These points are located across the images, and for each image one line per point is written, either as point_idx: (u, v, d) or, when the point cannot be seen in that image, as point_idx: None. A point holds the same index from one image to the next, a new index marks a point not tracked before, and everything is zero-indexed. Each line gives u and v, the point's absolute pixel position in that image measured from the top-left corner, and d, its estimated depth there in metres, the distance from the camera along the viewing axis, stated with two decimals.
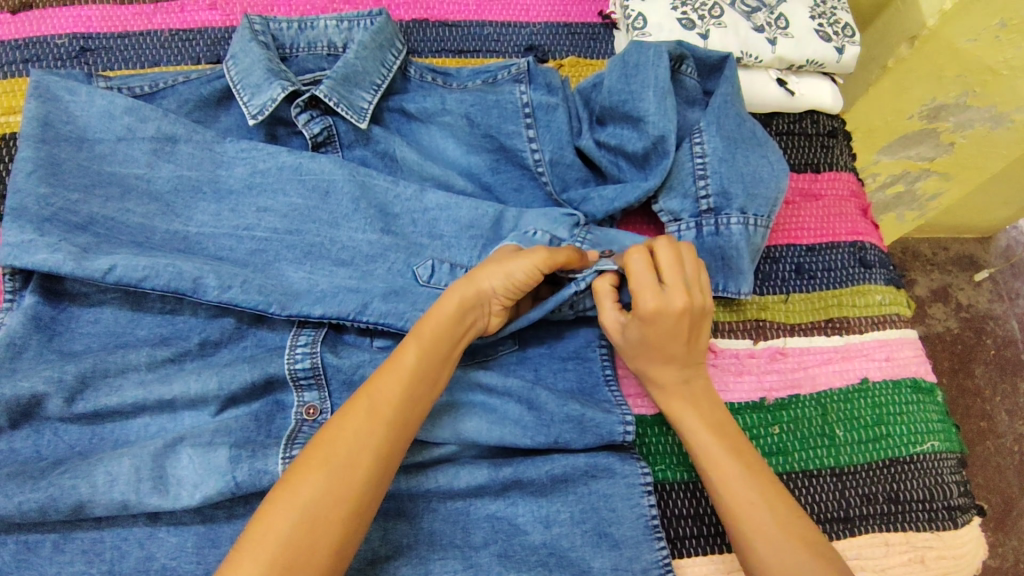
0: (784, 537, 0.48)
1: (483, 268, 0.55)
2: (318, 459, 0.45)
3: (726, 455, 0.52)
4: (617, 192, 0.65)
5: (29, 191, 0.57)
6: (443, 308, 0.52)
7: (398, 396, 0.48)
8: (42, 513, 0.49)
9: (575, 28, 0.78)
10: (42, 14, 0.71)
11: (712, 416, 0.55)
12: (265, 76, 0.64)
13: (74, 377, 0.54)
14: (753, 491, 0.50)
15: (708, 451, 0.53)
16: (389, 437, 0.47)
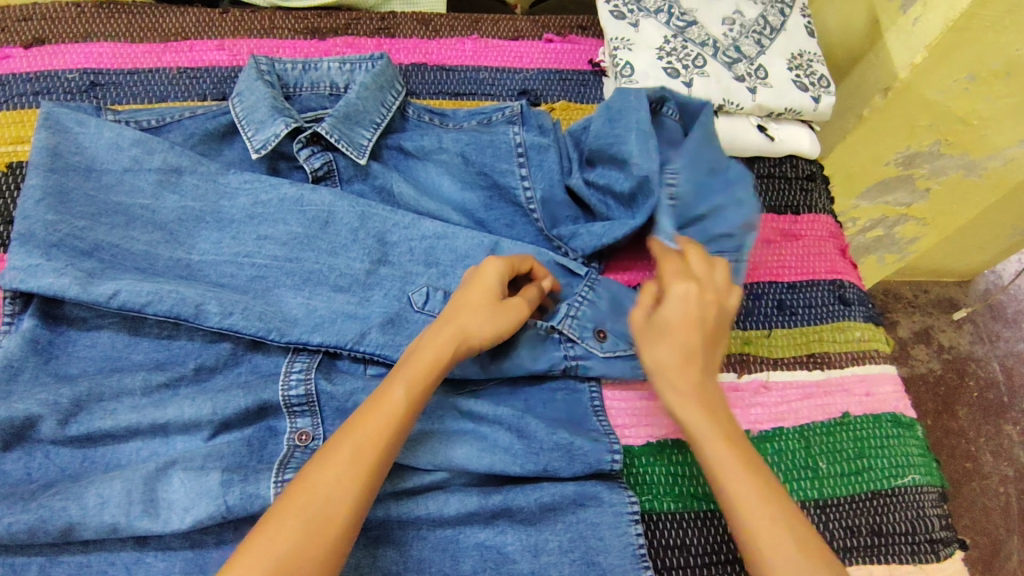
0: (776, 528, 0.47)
1: (470, 319, 0.55)
2: (285, 519, 0.44)
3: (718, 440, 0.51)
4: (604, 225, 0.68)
5: (36, 218, 0.59)
6: (430, 348, 0.53)
7: (378, 441, 0.47)
8: (30, 535, 0.49)
9: (566, 74, 0.82)
10: (55, 49, 0.74)
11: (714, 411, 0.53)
12: (270, 113, 0.67)
13: (69, 400, 0.54)
14: (756, 480, 0.49)
15: (706, 441, 0.52)
16: (373, 473, 0.46)
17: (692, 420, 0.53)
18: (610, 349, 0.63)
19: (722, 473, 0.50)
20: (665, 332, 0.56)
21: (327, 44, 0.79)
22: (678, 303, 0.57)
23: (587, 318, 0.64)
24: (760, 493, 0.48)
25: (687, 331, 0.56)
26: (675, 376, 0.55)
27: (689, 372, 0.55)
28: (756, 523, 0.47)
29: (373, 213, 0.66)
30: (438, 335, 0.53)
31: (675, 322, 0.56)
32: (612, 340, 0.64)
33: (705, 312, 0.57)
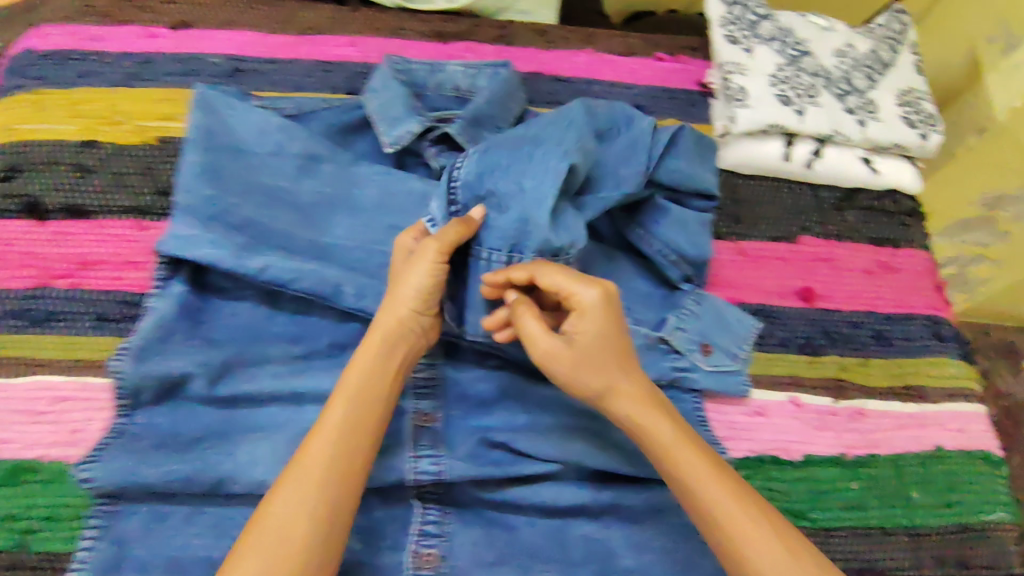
0: (755, 520, 0.49)
1: (387, 318, 0.55)
2: (254, 540, 0.46)
3: (673, 443, 0.52)
4: (671, 248, 0.68)
5: (197, 192, 0.64)
6: (357, 366, 0.54)
7: (319, 455, 0.49)
8: (187, 483, 0.55)
9: (676, 93, 0.84)
10: (200, 32, 0.78)
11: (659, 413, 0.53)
12: (405, 111, 0.71)
13: (219, 362, 0.59)
14: (723, 475, 0.51)
15: (659, 445, 0.52)
16: (342, 479, 0.49)
17: (651, 426, 0.53)
18: (714, 364, 0.66)
19: (682, 481, 0.51)
20: (587, 347, 0.54)
21: (450, 48, 0.83)
22: (585, 318, 0.54)
23: (694, 332, 0.67)
24: (733, 489, 0.50)
25: (597, 344, 0.54)
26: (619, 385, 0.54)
27: (614, 378, 0.54)
28: (728, 521, 0.49)
29: None
30: (367, 352, 0.54)
31: (591, 339, 0.54)
32: (717, 355, 0.67)
33: (618, 315, 0.55)
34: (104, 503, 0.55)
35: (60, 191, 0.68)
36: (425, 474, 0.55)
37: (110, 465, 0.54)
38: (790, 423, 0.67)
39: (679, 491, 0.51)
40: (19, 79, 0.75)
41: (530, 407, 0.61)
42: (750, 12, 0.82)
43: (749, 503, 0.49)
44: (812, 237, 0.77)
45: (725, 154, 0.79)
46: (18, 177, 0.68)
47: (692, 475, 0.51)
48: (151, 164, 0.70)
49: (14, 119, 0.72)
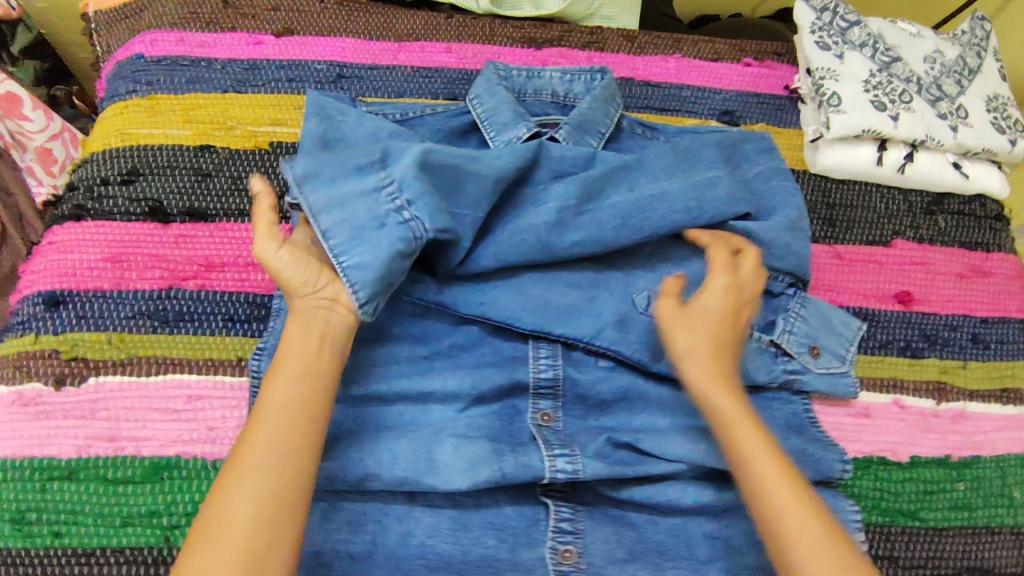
0: (804, 511, 0.49)
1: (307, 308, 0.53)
2: (210, 531, 0.44)
3: (744, 420, 0.53)
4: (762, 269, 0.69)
5: None
6: (297, 339, 0.52)
7: (264, 443, 0.47)
8: (330, 481, 0.56)
9: (764, 98, 0.86)
10: (304, 39, 0.80)
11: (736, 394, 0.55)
12: (513, 117, 0.72)
13: (350, 363, 0.61)
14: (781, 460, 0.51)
15: (732, 426, 0.53)
16: (295, 452, 0.47)
17: (719, 399, 0.54)
18: (824, 365, 0.67)
19: (753, 469, 0.51)
20: (703, 320, 0.57)
21: (544, 53, 0.84)
22: (718, 292, 0.59)
23: (803, 335, 0.68)
24: (789, 476, 0.50)
25: (719, 321, 0.58)
26: (706, 360, 0.56)
27: (709, 353, 0.56)
28: (780, 503, 0.49)
29: None
30: (301, 330, 0.52)
31: (710, 316, 0.58)
32: (825, 357, 0.68)
33: (740, 308, 0.60)
34: None
35: (182, 194, 0.70)
36: (561, 472, 0.57)
37: None
38: (895, 425, 0.69)
39: (745, 478, 0.51)
40: (130, 83, 0.76)
41: (648, 408, 0.63)
42: (839, 19, 0.84)
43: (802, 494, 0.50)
44: (905, 241, 0.79)
45: (818, 159, 0.80)
46: (140, 181, 0.70)
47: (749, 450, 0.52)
48: (267, 169, 0.73)
49: (129, 122, 0.73)
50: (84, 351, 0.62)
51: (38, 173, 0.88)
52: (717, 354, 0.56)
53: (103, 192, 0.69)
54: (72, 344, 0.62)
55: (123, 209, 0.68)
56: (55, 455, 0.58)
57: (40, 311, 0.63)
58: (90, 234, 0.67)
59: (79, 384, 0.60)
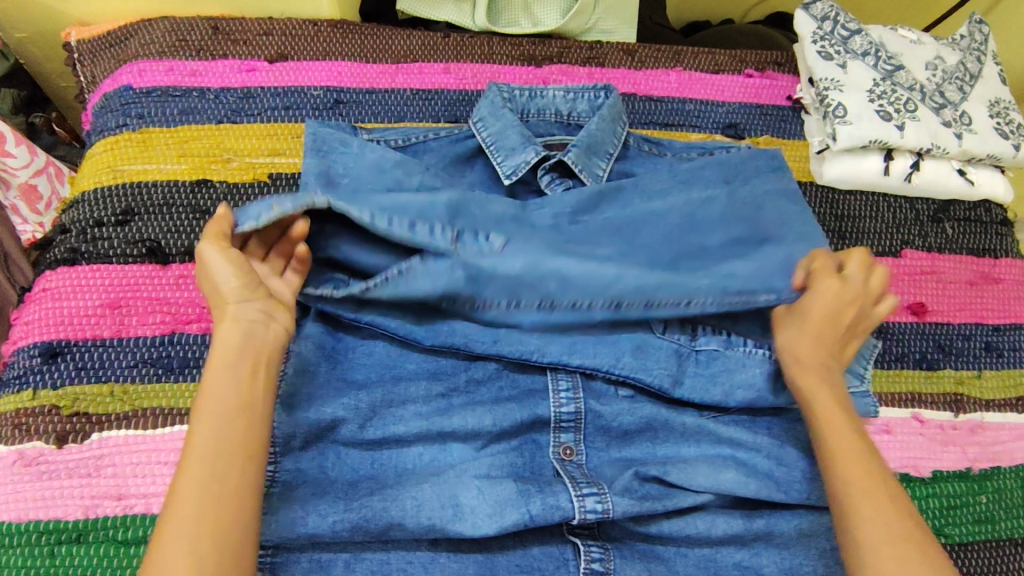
0: (878, 499, 0.51)
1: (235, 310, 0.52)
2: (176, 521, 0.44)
3: (834, 412, 0.57)
4: None
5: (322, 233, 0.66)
6: (223, 351, 0.50)
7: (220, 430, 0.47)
8: (352, 532, 0.53)
9: (767, 109, 0.85)
10: (298, 65, 0.78)
11: (834, 392, 0.59)
12: (521, 140, 0.71)
13: (368, 406, 0.59)
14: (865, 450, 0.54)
15: (821, 411, 0.57)
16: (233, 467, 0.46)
17: (813, 392, 0.59)
18: (844, 385, 0.67)
19: (835, 453, 0.54)
20: (808, 320, 0.62)
21: (544, 71, 0.83)
22: (829, 294, 0.62)
23: None
24: (868, 466, 0.53)
25: (822, 321, 0.61)
26: (809, 356, 0.61)
27: (817, 350, 0.61)
28: (857, 485, 0.52)
29: None
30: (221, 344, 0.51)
31: (817, 312, 0.62)
32: (844, 376, 0.67)
33: (844, 310, 0.62)
34: (265, 554, 0.53)
35: (180, 233, 0.67)
36: (591, 512, 0.55)
37: (277, 517, 0.53)
38: (916, 439, 0.69)
39: (827, 459, 0.54)
40: (119, 117, 0.73)
41: (671, 436, 0.62)
42: (840, 28, 0.83)
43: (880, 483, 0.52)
44: (914, 251, 0.79)
45: (825, 171, 0.80)
46: (136, 221, 0.67)
47: (831, 433, 0.55)
48: None
49: (120, 159, 0.71)
50: (85, 405, 0.59)
51: (21, 211, 0.84)
52: (821, 353, 0.61)
53: (97, 234, 0.66)
54: (72, 399, 0.59)
55: (119, 252, 0.65)
56: (62, 517, 0.55)
57: (36, 364, 0.60)
58: (86, 279, 0.64)
59: (82, 441, 0.58)
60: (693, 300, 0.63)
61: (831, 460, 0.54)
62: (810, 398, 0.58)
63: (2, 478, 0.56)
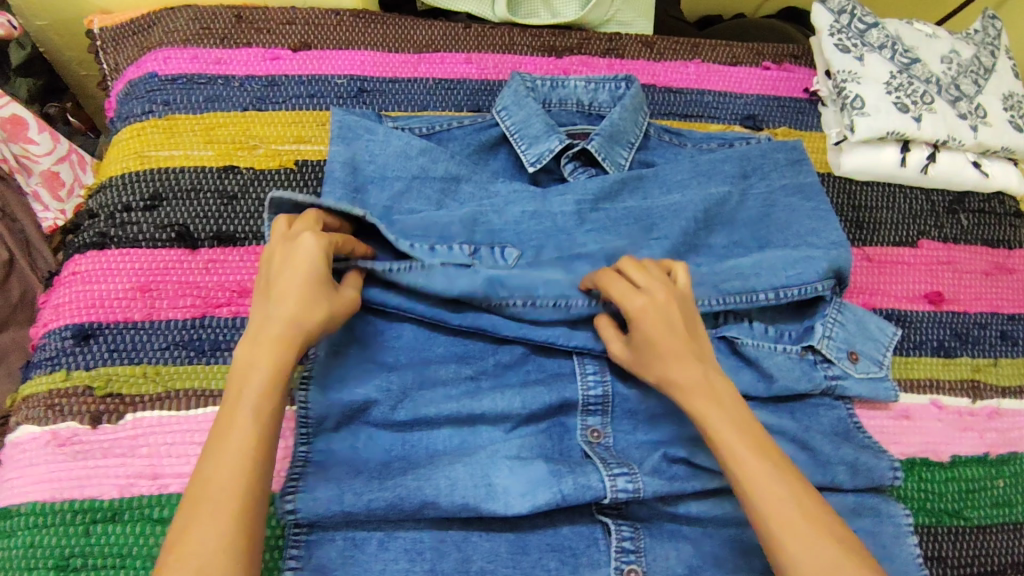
0: (802, 519, 0.48)
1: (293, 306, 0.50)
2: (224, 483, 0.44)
3: (731, 433, 0.53)
4: (807, 283, 0.68)
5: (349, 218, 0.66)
6: (275, 326, 0.50)
7: (271, 395, 0.48)
8: (387, 511, 0.54)
9: (784, 101, 0.86)
10: (321, 53, 0.79)
11: (727, 407, 0.55)
12: (545, 129, 0.72)
13: (398, 388, 0.60)
14: (771, 465, 0.51)
15: (719, 433, 0.53)
16: (261, 472, 0.46)
17: (704, 411, 0.54)
18: (864, 370, 0.68)
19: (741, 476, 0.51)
20: (656, 348, 0.57)
21: (565, 62, 0.84)
22: (649, 313, 0.57)
23: (841, 340, 0.68)
24: (778, 481, 0.50)
25: (670, 340, 0.56)
26: (694, 381, 0.55)
27: (686, 366, 0.56)
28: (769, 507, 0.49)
29: (638, 224, 0.70)
30: (265, 338, 0.50)
31: (659, 329, 0.57)
32: (864, 361, 0.68)
33: (674, 318, 0.57)
34: (299, 532, 0.55)
35: (208, 218, 0.67)
36: (622, 492, 0.56)
37: (313, 495, 0.54)
38: (935, 425, 0.70)
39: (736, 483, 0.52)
40: (145, 104, 0.74)
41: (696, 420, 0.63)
42: (857, 21, 0.84)
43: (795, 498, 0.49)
44: (930, 241, 0.80)
45: (842, 162, 0.81)
46: (164, 206, 0.68)
47: (733, 453, 0.52)
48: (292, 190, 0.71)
49: (147, 145, 0.71)
50: (119, 386, 0.59)
51: (44, 198, 0.84)
52: (694, 369, 0.56)
53: (126, 219, 0.67)
54: (105, 380, 0.60)
55: (148, 236, 0.66)
56: (98, 496, 0.56)
57: (69, 345, 0.61)
58: (115, 262, 0.65)
59: (116, 421, 0.58)
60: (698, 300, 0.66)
61: (740, 486, 0.51)
62: (704, 420, 0.54)
63: (38, 457, 0.57)
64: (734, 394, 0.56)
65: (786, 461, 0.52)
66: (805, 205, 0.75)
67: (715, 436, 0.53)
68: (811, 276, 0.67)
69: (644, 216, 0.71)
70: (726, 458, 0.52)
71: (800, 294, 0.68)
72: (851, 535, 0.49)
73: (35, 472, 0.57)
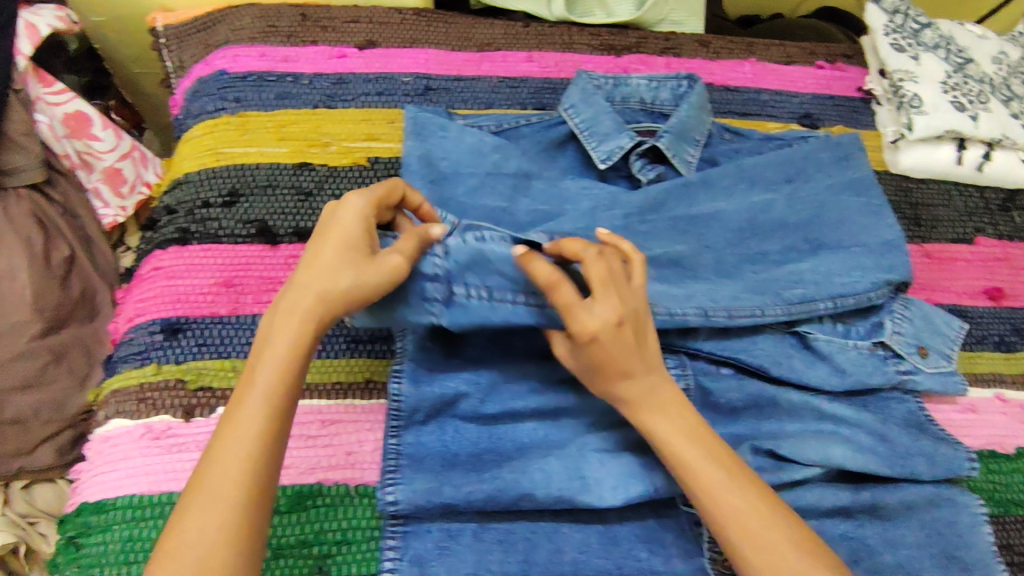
0: (768, 530, 0.49)
1: (320, 281, 0.47)
2: (221, 470, 0.43)
3: (685, 444, 0.52)
4: (875, 287, 0.69)
5: None
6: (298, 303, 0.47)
7: (285, 375, 0.46)
8: (486, 502, 0.55)
9: (838, 100, 0.87)
10: (386, 51, 0.79)
11: (680, 417, 0.53)
12: (615, 126, 0.73)
13: (486, 381, 0.61)
14: (730, 474, 0.51)
15: (675, 445, 0.52)
16: (267, 460, 0.44)
17: (654, 424, 0.53)
18: (933, 365, 0.69)
19: (701, 488, 0.51)
20: (602, 374, 0.52)
21: (624, 60, 0.84)
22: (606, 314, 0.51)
23: (910, 335, 0.70)
24: (741, 490, 0.50)
25: (625, 361, 0.51)
26: (644, 401, 0.53)
27: (643, 383, 0.53)
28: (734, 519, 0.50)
29: (709, 220, 0.71)
30: (291, 316, 0.47)
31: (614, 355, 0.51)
32: (932, 356, 0.70)
33: (628, 342, 0.51)
34: (395, 523, 0.56)
35: (287, 214, 0.68)
36: None
37: (413, 487, 0.55)
38: (1000, 418, 0.71)
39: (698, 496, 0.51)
40: (216, 101, 0.74)
41: (771, 413, 0.64)
42: (910, 22, 0.86)
43: (757, 506, 0.50)
44: (987, 238, 0.81)
45: (899, 160, 0.82)
46: (243, 203, 0.68)
47: (690, 465, 0.51)
48: (366, 187, 0.71)
49: (221, 142, 0.72)
50: (210, 380, 0.61)
51: (104, 194, 0.87)
52: (643, 385, 0.53)
53: (206, 214, 0.67)
54: (197, 373, 0.61)
55: (229, 232, 0.67)
56: None
57: (158, 340, 0.62)
58: (198, 258, 0.65)
59: (209, 415, 0.59)
60: (765, 309, 0.66)
61: (700, 498, 0.51)
62: (654, 432, 0.53)
63: (132, 451, 0.58)
64: (684, 399, 0.54)
65: (742, 467, 0.52)
66: (857, 201, 0.73)
67: (665, 446, 0.52)
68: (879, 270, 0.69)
69: (714, 213, 0.71)
70: (682, 470, 0.52)
71: (855, 303, 0.68)
72: (815, 538, 0.50)
73: (128, 466, 0.57)
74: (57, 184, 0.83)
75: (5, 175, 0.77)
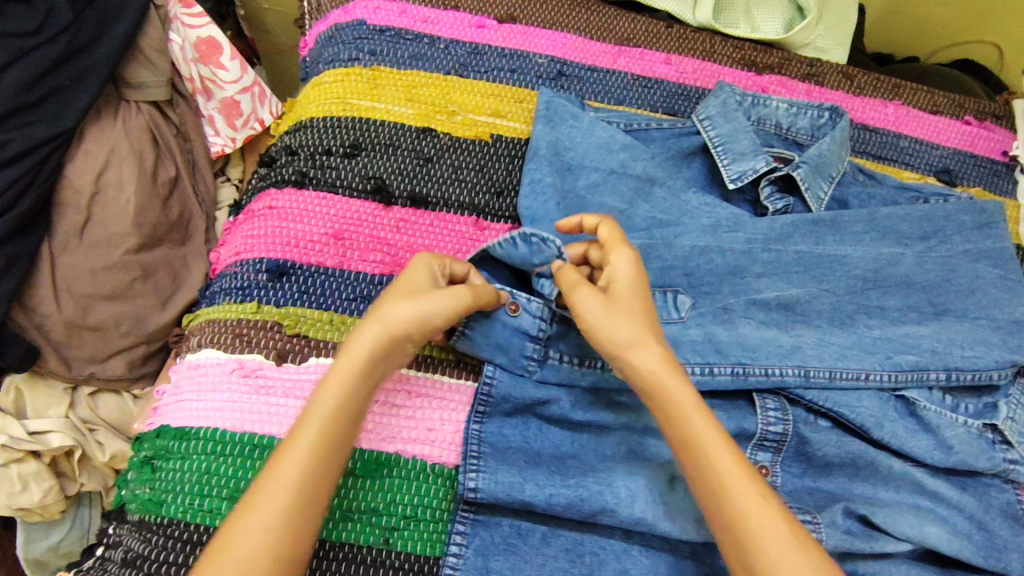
0: None
1: (390, 313, 0.50)
2: (267, 493, 0.44)
3: (723, 464, 0.47)
4: (1000, 367, 0.64)
5: (542, 208, 0.65)
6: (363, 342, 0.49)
7: (344, 408, 0.47)
8: (566, 509, 0.53)
9: (981, 160, 0.82)
10: (525, 29, 0.77)
11: (717, 431, 0.48)
12: (752, 147, 0.69)
13: (584, 388, 0.60)
14: (770, 506, 0.46)
15: (705, 456, 0.47)
16: (317, 485, 0.45)
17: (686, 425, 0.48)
18: None
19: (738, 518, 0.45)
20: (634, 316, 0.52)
21: (764, 80, 0.81)
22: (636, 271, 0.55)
23: None
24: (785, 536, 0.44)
25: (643, 304, 0.53)
26: (678, 405, 0.49)
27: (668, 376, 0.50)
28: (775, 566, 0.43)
29: (833, 261, 0.67)
30: (359, 344, 0.49)
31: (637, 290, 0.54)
32: None
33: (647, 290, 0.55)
34: (468, 509, 0.55)
35: (404, 176, 0.67)
36: None
37: (495, 478, 0.54)
38: None
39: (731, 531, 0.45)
40: (352, 50, 0.73)
41: (864, 475, 0.61)
42: None
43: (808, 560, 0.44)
44: None
45: None
46: (363, 157, 0.68)
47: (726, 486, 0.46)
48: (485, 162, 0.70)
49: (351, 92, 0.71)
50: (306, 328, 0.60)
51: (218, 123, 0.88)
52: (674, 382, 0.50)
53: (326, 162, 0.67)
54: (294, 319, 0.60)
55: (346, 184, 0.66)
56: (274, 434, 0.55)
57: (263, 280, 0.62)
58: (314, 205, 0.65)
59: (300, 362, 0.59)
60: (870, 375, 0.63)
61: (734, 531, 0.45)
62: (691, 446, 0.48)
63: (221, 384, 0.57)
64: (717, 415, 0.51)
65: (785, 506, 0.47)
66: (992, 271, 0.68)
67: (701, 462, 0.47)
68: (1007, 349, 0.64)
69: (838, 253, 0.67)
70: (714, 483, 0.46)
71: (973, 379, 0.64)
72: None
73: (214, 398, 0.57)
74: (177, 105, 0.85)
75: (131, 88, 0.78)
